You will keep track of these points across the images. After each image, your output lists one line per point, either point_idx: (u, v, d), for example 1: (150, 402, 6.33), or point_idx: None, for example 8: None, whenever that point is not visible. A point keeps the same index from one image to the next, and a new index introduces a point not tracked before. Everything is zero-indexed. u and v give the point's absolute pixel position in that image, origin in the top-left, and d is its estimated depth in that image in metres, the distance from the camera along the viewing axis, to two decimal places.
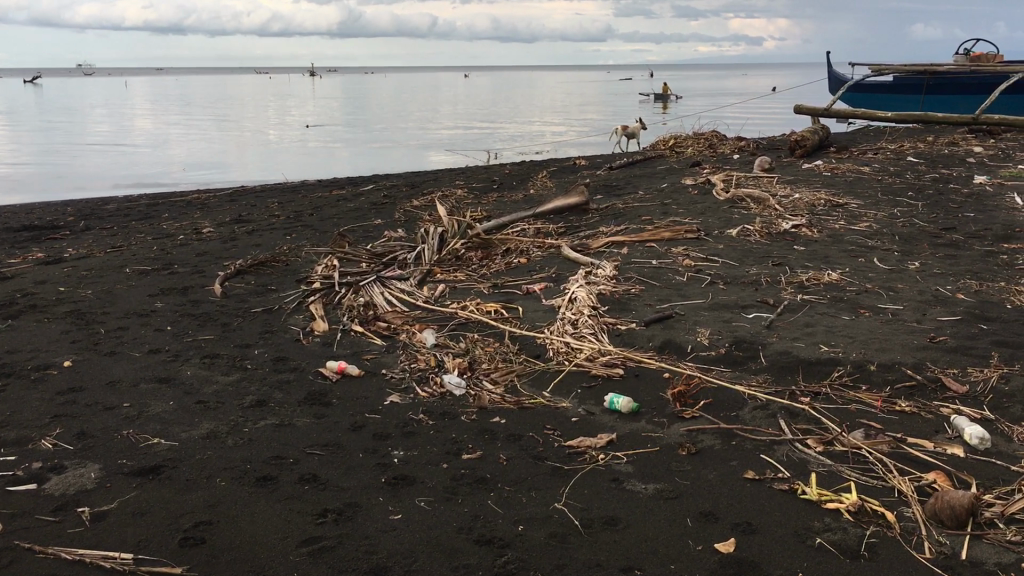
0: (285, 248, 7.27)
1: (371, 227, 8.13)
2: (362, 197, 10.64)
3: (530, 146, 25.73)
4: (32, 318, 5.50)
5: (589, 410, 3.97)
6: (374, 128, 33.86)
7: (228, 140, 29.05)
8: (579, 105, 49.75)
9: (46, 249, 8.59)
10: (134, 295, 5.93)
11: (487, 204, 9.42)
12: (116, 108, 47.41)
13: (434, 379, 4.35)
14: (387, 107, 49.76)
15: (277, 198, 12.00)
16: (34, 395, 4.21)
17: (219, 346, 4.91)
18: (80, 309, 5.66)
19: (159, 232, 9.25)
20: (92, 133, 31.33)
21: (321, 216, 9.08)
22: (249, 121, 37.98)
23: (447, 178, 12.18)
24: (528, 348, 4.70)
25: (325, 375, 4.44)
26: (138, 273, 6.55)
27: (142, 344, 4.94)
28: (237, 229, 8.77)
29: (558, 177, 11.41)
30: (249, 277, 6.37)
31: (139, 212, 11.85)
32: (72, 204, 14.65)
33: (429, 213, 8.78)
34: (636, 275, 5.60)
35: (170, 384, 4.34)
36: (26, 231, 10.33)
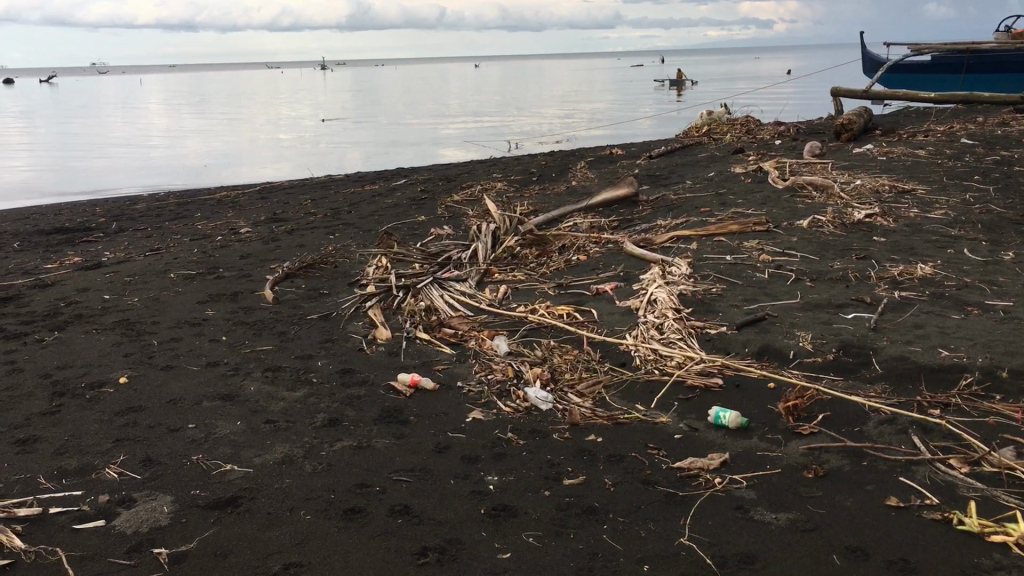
0: (331, 249, 6.97)
1: (416, 223, 7.82)
2: (399, 192, 10.33)
3: (554, 135, 25.38)
4: (79, 329, 5.23)
5: (692, 426, 3.65)
6: (392, 120, 33.55)
7: (247, 136, 28.80)
8: (597, 93, 49.31)
9: (81, 254, 8.33)
10: (181, 303, 5.65)
11: (531, 196, 9.11)
12: (131, 106, 47.33)
13: (516, 392, 4.03)
14: (400, 98, 49.56)
15: (309, 195, 11.72)
16: (92, 416, 3.93)
17: (280, 358, 4.62)
18: (127, 318, 5.38)
19: (195, 233, 8.98)
20: (109, 131, 31.13)
21: (361, 213, 8.78)
22: (266, 116, 37.69)
23: (482, 171, 11.87)
24: (611, 354, 4.39)
25: (398, 390, 4.13)
26: (183, 279, 6.27)
27: (198, 357, 4.65)
28: (276, 228, 8.48)
29: (599, 166, 11.07)
30: (298, 281, 6.08)
31: (169, 212, 11.59)
32: (98, 205, 14.41)
33: (473, 207, 8.47)
34: (713, 272, 5.28)
35: (233, 403, 4.04)
36: (57, 235, 10.09)
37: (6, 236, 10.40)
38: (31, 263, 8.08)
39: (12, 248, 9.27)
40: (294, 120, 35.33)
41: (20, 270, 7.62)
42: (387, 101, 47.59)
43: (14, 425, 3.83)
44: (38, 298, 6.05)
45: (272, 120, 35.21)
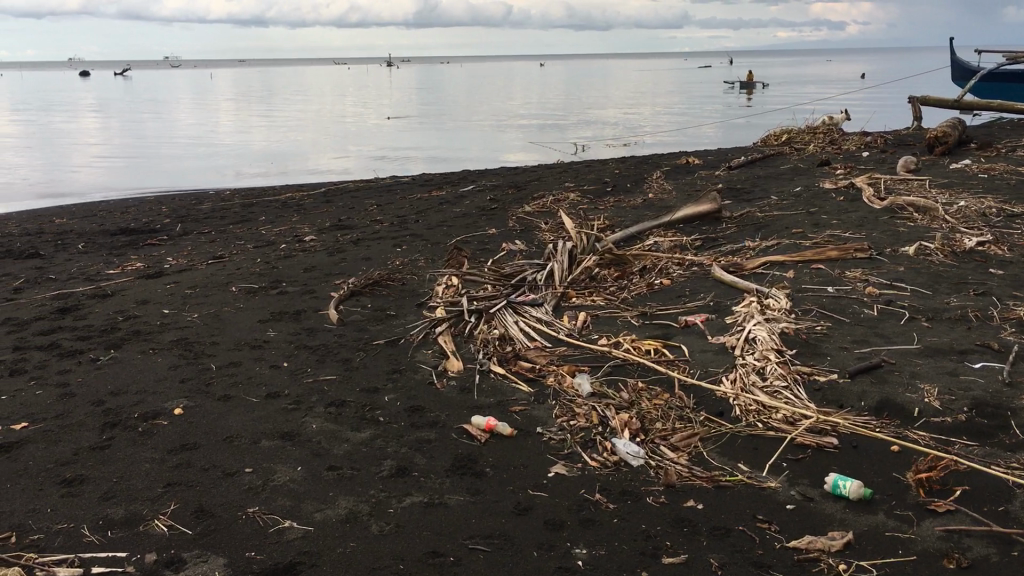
0: (398, 264, 6.65)
1: (487, 237, 7.48)
2: (468, 200, 10.01)
3: (622, 137, 24.87)
4: (136, 347, 4.98)
5: (805, 494, 3.21)
6: (458, 118, 33.39)
7: (313, 132, 28.87)
8: (666, 94, 48.57)
9: (144, 258, 8.18)
10: (242, 321, 5.38)
11: (606, 208, 8.70)
12: (202, 100, 48.10)
13: (603, 444, 3.63)
14: (465, 97, 49.45)
15: (376, 199, 11.48)
16: (144, 454, 3.64)
17: (344, 390, 4.30)
18: (186, 337, 5.12)
19: (260, 239, 8.77)
20: (180, 125, 31.50)
21: (430, 223, 8.47)
22: (334, 112, 37.84)
23: (553, 178, 11.50)
24: (706, 402, 3.96)
25: (472, 435, 3.77)
26: (245, 293, 6.02)
27: (257, 387, 4.35)
28: (342, 237, 8.22)
29: (675, 177, 10.61)
30: (364, 300, 5.77)
31: (234, 214, 11.45)
32: (166, 203, 14.40)
33: (547, 220, 8.10)
34: (815, 307, 4.81)
35: (293, 444, 3.73)
36: (123, 235, 10.01)
37: (73, 236, 10.36)
38: (94, 267, 7.94)
39: (77, 250, 9.19)
40: (360, 116, 35.34)
41: (82, 275, 7.48)
42: (454, 98, 47.50)
43: (61, 462, 3.57)
44: (97, 310, 5.84)
45: (340, 116, 35.32)
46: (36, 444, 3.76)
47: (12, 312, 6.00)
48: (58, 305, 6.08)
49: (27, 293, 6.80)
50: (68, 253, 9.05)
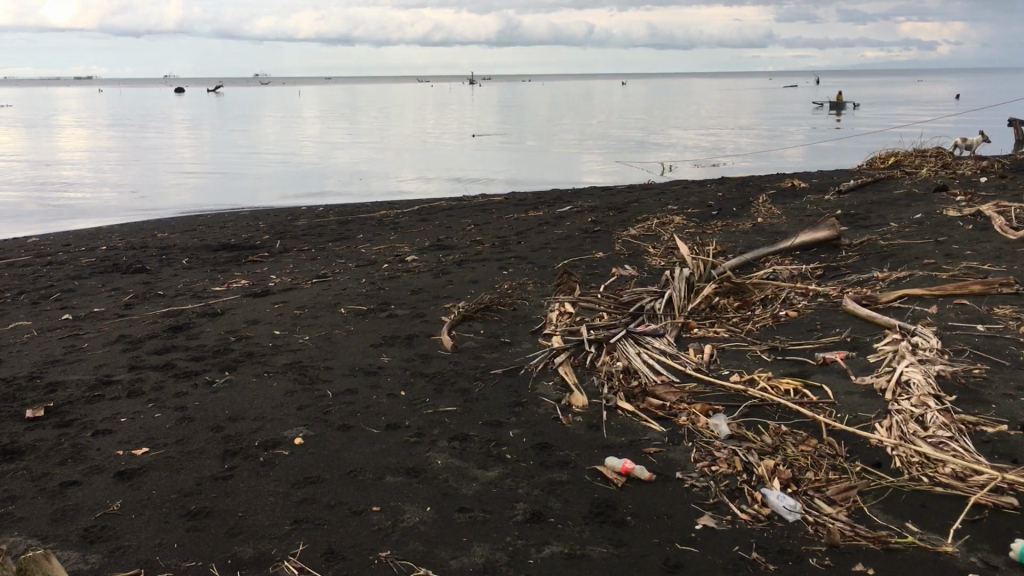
0: (507, 287, 6.48)
1: (595, 261, 7.25)
2: (568, 221, 9.81)
3: (713, 157, 24.41)
4: (250, 370, 4.90)
5: (988, 562, 2.89)
6: (544, 137, 33.26)
7: (401, 149, 29.10)
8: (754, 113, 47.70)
9: (248, 276, 8.19)
10: (355, 345, 5.27)
11: (715, 233, 8.40)
12: (292, 116, 49.15)
13: (752, 494, 3.37)
14: (549, 115, 49.49)
15: (472, 219, 11.38)
16: (268, 486, 3.51)
17: (466, 423, 4.11)
18: (299, 360, 5.03)
19: (361, 258, 8.72)
20: (272, 141, 32.17)
21: (533, 245, 8.29)
22: (420, 129, 38.15)
23: (652, 200, 11.23)
24: (860, 451, 3.66)
25: (608, 478, 3.54)
26: (355, 315, 5.91)
27: (376, 416, 4.20)
28: (444, 257, 8.10)
29: (782, 201, 10.24)
30: (475, 325, 5.60)
31: (331, 231, 11.48)
32: (263, 218, 14.58)
33: (655, 245, 7.84)
34: (968, 347, 4.46)
35: (419, 482, 3.55)
36: (225, 251, 10.11)
37: (177, 250, 10.52)
38: (199, 284, 7.97)
39: (182, 265, 9.30)
40: (446, 133, 35.56)
41: (190, 292, 7.51)
42: (539, 117, 47.53)
43: (185, 492, 3.46)
44: (208, 329, 5.81)
45: (426, 134, 35.57)
46: (158, 471, 3.67)
47: (126, 330, 6.02)
48: (169, 323, 6.08)
49: (138, 310, 6.85)
50: (173, 269, 9.16)
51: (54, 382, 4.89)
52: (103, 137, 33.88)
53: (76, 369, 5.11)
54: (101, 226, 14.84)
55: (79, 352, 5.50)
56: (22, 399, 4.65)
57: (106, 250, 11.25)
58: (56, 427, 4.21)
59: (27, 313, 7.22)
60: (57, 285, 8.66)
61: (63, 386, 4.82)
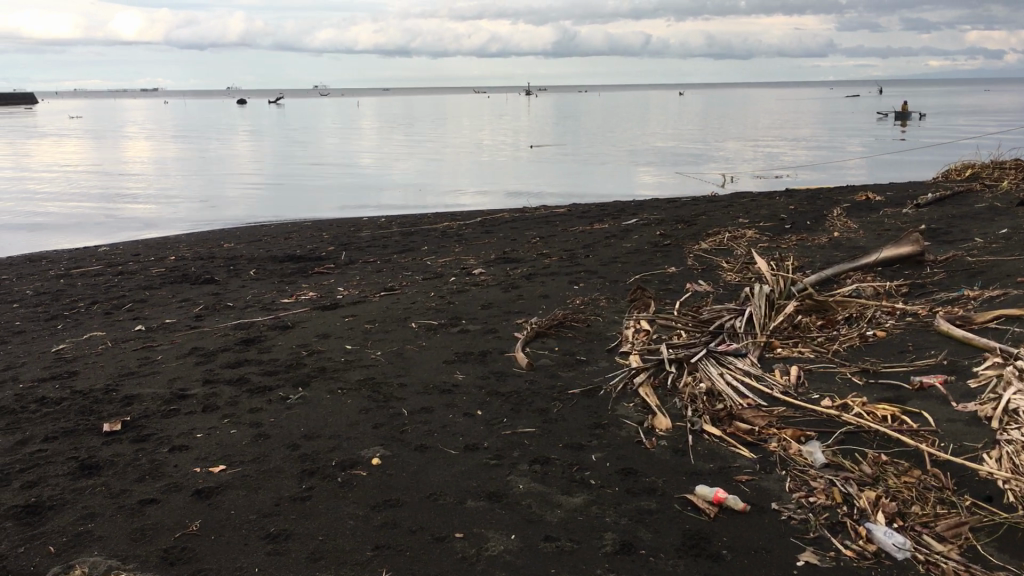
0: (579, 303, 6.35)
1: (668, 276, 7.09)
2: (636, 234, 9.65)
3: (777, 169, 23.99)
4: (324, 386, 4.83)
5: None
6: (603, 148, 33.11)
7: (461, 159, 29.15)
8: (816, 124, 46.91)
9: (316, 288, 8.19)
10: (428, 361, 5.18)
11: (790, 247, 8.16)
12: (351, 127, 49.64)
13: (855, 529, 3.19)
14: (607, 125, 49.28)
15: (537, 231, 11.28)
16: (347, 509, 3.43)
17: (546, 445, 3.98)
18: (373, 377, 4.95)
19: (428, 270, 8.66)
20: (332, 151, 32.51)
21: (602, 259, 8.15)
22: (479, 140, 38.26)
23: (721, 213, 11.01)
24: (968, 485, 3.44)
25: (699, 508, 3.38)
26: (426, 330, 5.83)
27: (454, 437, 4.10)
28: (512, 271, 8.00)
29: (858, 215, 9.94)
30: (549, 342, 5.48)
31: (396, 242, 11.48)
32: (326, 229, 14.67)
33: (729, 260, 7.64)
34: None
35: (502, 507, 3.43)
36: (291, 262, 10.16)
37: (244, 261, 10.60)
38: (268, 296, 7.98)
39: (249, 276, 9.36)
40: (504, 144, 35.60)
41: (259, 304, 7.53)
42: (597, 128, 47.32)
43: (263, 513, 3.39)
44: (279, 343, 5.78)
45: (484, 145, 35.66)
46: (236, 490, 3.61)
47: (198, 342, 6.03)
48: (241, 336, 6.07)
49: (209, 321, 6.87)
50: (241, 279, 9.22)
51: (130, 396, 4.90)
52: (168, 148, 34.62)
53: (151, 383, 5.10)
54: (169, 236, 15.07)
55: (153, 365, 5.51)
56: (99, 412, 4.65)
57: (174, 260, 11.40)
58: (134, 442, 4.19)
59: (100, 323, 7.29)
60: (129, 295, 8.76)
61: (139, 400, 4.82)
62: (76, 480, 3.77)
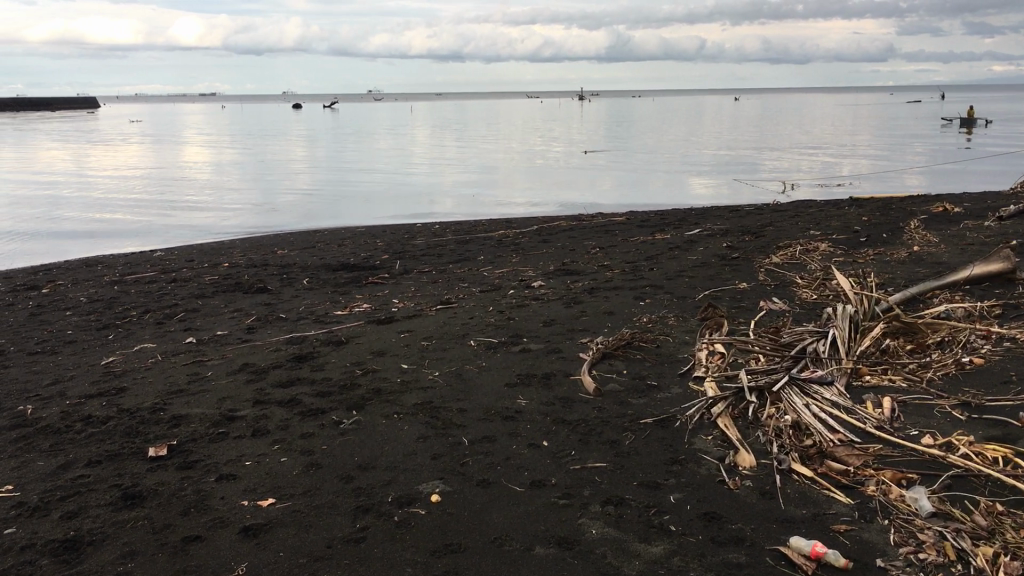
0: (647, 321, 6.01)
1: (739, 293, 6.72)
2: (701, 246, 9.29)
3: (840, 177, 23.34)
4: (379, 410, 4.57)
5: None
6: (660, 154, 32.64)
7: (514, 164, 28.92)
8: (876, 131, 45.87)
9: (370, 299, 7.97)
10: (488, 385, 4.89)
11: (868, 262, 7.73)
12: (403, 131, 49.76)
13: None
14: (661, 131, 48.68)
15: (596, 241, 10.97)
16: (404, 553, 3.14)
17: (620, 484, 3.66)
18: (431, 401, 4.68)
19: (486, 282, 8.39)
20: (386, 156, 32.60)
21: (667, 273, 7.80)
22: (532, 145, 38.09)
23: (788, 223, 10.58)
24: None
25: (796, 564, 3.03)
26: (486, 349, 5.54)
27: (519, 471, 3.79)
28: (573, 284, 7.69)
29: (936, 228, 9.45)
30: (617, 364, 5.15)
31: (451, 251, 11.25)
32: (380, 236, 14.52)
33: (803, 275, 7.25)
34: None
35: (573, 556, 3.12)
36: (345, 271, 9.97)
37: (297, 269, 10.46)
38: (321, 307, 7.78)
39: (303, 285, 9.18)
40: (558, 149, 35.36)
41: (313, 317, 7.32)
42: (651, 133, 46.81)
43: (315, 557, 3.12)
44: (333, 360, 5.54)
45: (538, 150, 35.48)
46: (285, 529, 3.34)
47: (249, 358, 5.81)
48: (293, 352, 5.85)
49: (260, 334, 6.67)
50: (294, 289, 9.05)
51: (178, 416, 4.68)
52: (224, 152, 34.98)
53: (200, 403, 4.89)
54: (224, 242, 15.06)
55: (202, 383, 5.30)
56: (145, 434, 4.44)
57: (228, 266, 11.31)
58: (180, 469, 3.96)
59: (151, 334, 7.14)
60: (181, 303, 8.64)
61: (186, 422, 4.60)
62: (117, 512, 3.54)
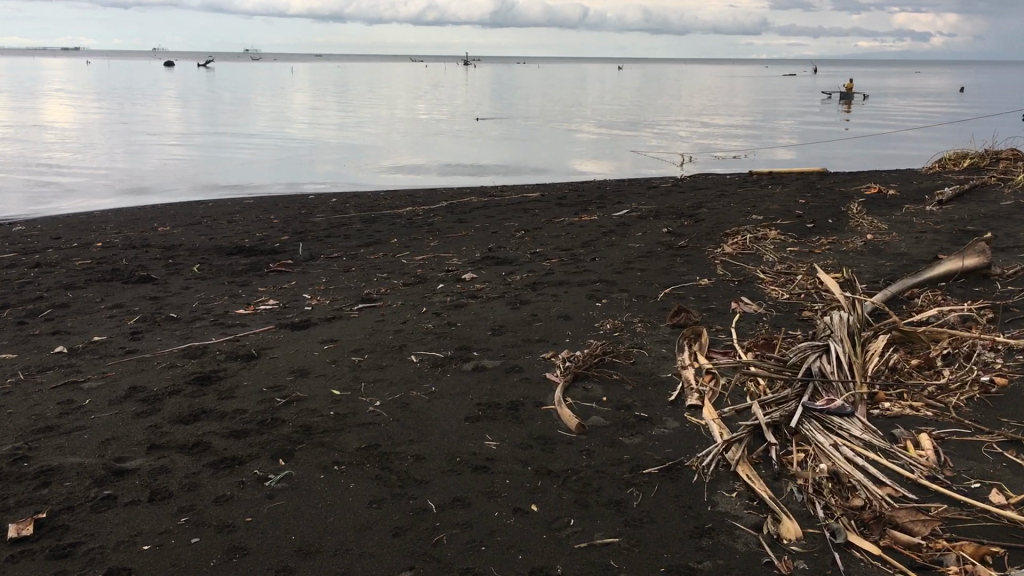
0: (614, 329, 5.24)
1: (705, 292, 6.04)
2: (638, 232, 8.59)
3: (741, 151, 23.19)
4: (313, 459, 3.63)
5: None
6: (556, 122, 31.93)
7: (407, 131, 27.71)
8: (759, 104, 46.58)
9: (277, 295, 6.93)
10: (445, 419, 4.01)
11: (827, 253, 7.20)
12: (283, 94, 47.49)
13: None
14: (549, 98, 48.14)
15: (517, 222, 10.16)
16: None
17: (648, 571, 2.85)
18: (378, 444, 3.76)
19: (409, 272, 7.46)
20: (268, 118, 30.90)
21: (614, 264, 7.07)
22: (419, 111, 36.87)
23: (719, 206, 10.02)
24: None
25: None
26: (433, 367, 4.66)
27: (512, 554, 2.94)
28: (512, 278, 6.87)
29: (878, 213, 9.05)
30: (594, 389, 4.35)
31: (356, 231, 10.22)
32: (273, 211, 13.31)
33: (765, 269, 6.62)
34: None
35: None
36: (240, 256, 8.84)
37: (185, 252, 9.25)
38: (220, 305, 6.68)
39: (193, 274, 8.02)
40: (448, 115, 34.34)
41: (210, 318, 6.24)
42: (540, 101, 46.25)
43: None
44: (247, 383, 4.54)
45: (427, 115, 34.35)
46: None
47: (137, 380, 4.73)
48: (193, 371, 4.81)
49: (150, 342, 5.57)
50: (184, 279, 7.88)
51: (46, 470, 3.61)
52: (90, 111, 32.56)
53: (78, 449, 3.82)
54: (94, 215, 13.55)
55: (78, 417, 4.21)
56: (3, 501, 3.35)
57: (102, 248, 9.97)
58: (54, 560, 2.92)
59: (9, 340, 5.91)
60: (47, 295, 7.36)
61: (58, 478, 3.54)
62: None
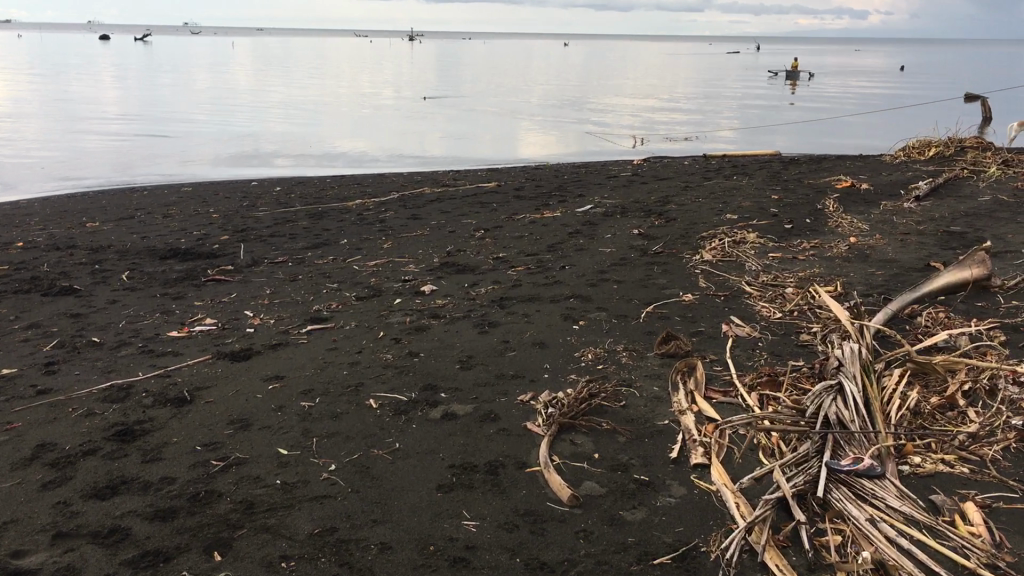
0: (597, 360, 4.68)
1: (691, 310, 5.52)
2: (606, 233, 8.05)
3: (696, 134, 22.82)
4: (255, 553, 2.99)
5: None
6: (506, 102, 31.25)
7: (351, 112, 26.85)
8: (708, 84, 46.43)
9: (215, 311, 6.23)
10: (413, 490, 3.41)
11: (813, 259, 6.73)
12: (221, 71, 46.11)
13: None
14: (496, 76, 47.38)
15: (475, 219, 9.56)
16: None
17: None
18: (335, 528, 3.14)
19: (361, 282, 6.83)
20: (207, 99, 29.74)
21: (587, 273, 6.52)
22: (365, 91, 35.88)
23: (687, 201, 9.53)
24: None
25: None
26: (395, 416, 4.04)
27: None
28: (477, 290, 6.27)
29: (856, 211, 8.61)
30: (583, 442, 3.80)
31: (302, 230, 9.51)
32: (212, 202, 12.52)
33: (751, 280, 6.12)
34: None
35: None
36: (175, 261, 8.10)
37: (114, 255, 8.47)
38: (149, 324, 5.97)
39: (122, 284, 7.27)
40: (395, 95, 33.48)
41: (140, 342, 5.53)
42: (487, 78, 45.50)
43: None
44: (178, 439, 3.88)
45: (374, 95, 33.45)
46: None
47: (48, 433, 4.04)
48: (114, 422, 4.12)
49: (68, 377, 4.86)
50: (112, 289, 7.13)
51: None
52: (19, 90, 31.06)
53: None
54: (16, 206, 12.62)
55: None
56: None
57: (22, 249, 9.14)
58: None
59: None
60: None
61: None
62: None
